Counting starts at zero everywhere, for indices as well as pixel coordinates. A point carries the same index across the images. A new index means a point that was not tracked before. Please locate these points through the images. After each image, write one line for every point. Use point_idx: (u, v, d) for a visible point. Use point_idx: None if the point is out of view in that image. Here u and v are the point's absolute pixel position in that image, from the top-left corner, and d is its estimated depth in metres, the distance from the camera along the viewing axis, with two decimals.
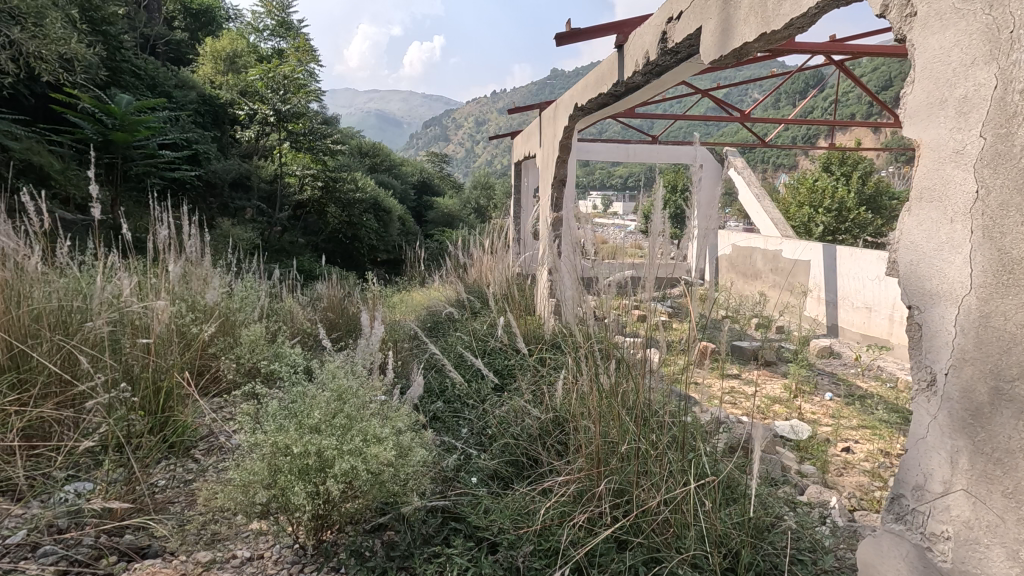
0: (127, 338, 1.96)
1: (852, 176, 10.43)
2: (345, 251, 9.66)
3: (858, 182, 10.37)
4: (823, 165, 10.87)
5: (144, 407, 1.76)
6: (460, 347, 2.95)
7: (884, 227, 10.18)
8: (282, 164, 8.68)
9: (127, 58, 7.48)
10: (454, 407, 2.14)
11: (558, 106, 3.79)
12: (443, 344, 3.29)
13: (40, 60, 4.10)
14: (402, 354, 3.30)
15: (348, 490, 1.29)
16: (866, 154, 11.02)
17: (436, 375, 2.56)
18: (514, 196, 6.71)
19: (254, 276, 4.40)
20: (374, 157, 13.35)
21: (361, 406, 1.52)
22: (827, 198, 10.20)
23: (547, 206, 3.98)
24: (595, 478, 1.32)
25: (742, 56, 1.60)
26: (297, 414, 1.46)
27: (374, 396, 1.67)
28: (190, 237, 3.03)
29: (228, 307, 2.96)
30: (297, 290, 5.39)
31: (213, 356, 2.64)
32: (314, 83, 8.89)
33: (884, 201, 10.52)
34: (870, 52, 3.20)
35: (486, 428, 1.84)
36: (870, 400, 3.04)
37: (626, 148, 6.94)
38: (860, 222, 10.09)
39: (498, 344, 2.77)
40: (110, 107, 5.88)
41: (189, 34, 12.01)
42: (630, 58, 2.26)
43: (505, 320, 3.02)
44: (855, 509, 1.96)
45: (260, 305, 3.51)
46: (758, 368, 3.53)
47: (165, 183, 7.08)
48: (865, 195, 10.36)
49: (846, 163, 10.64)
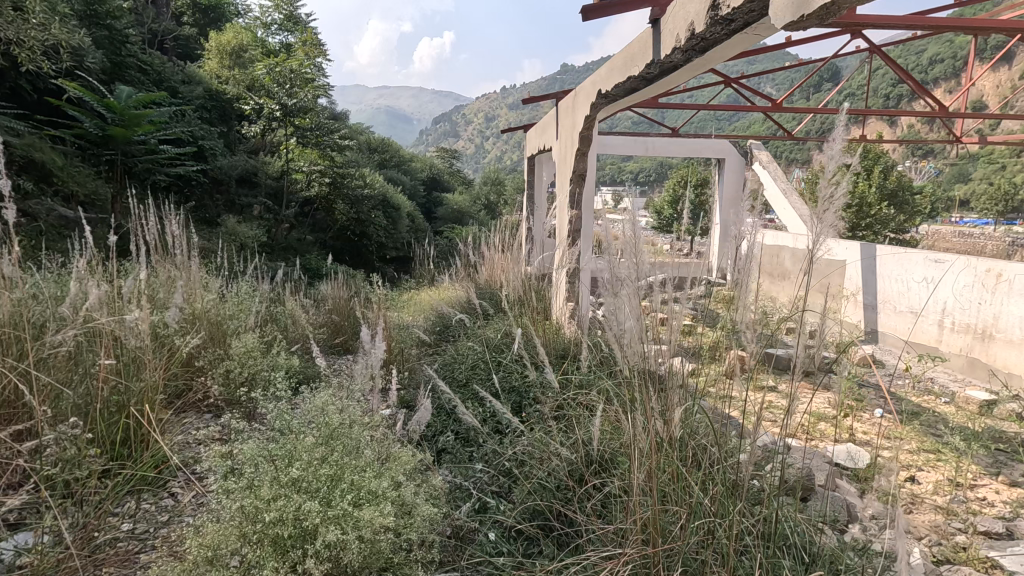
0: (94, 354, 1.73)
1: (873, 170, 10.15)
2: (353, 249, 9.41)
3: (880, 177, 10.08)
4: (842, 159, 10.64)
5: (105, 438, 1.57)
6: (472, 359, 2.71)
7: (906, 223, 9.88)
8: (289, 160, 8.47)
9: (132, 52, 7.29)
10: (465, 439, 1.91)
11: (578, 95, 3.50)
12: (454, 354, 3.03)
13: (23, 48, 3.83)
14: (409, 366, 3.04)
15: (341, 569, 1.03)
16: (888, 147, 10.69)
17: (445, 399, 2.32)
18: (526, 192, 6.44)
19: (253, 278, 4.16)
20: (383, 153, 13.11)
21: (356, 450, 1.27)
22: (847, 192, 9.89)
23: (565, 203, 3.70)
24: (648, 554, 1.06)
25: (824, 18, 1.29)
26: (276, 460, 1.21)
27: (374, 433, 1.42)
28: (178, 240, 2.78)
29: (221, 315, 2.72)
30: (301, 290, 5.16)
31: (200, 371, 2.42)
32: (322, 78, 8.65)
33: (906, 196, 10.20)
34: (953, 26, 2.93)
35: (502, 467, 1.60)
36: (927, 417, 2.75)
37: (645, 141, 6.60)
38: (882, 218, 9.75)
39: (513, 357, 2.54)
40: (109, 101, 5.68)
41: (196, 29, 11.78)
42: (669, 33, 1.96)
43: (523, 329, 2.77)
44: (940, 562, 1.67)
45: (259, 310, 3.29)
46: (798, 381, 3.23)
47: (168, 179, 6.86)
48: (886, 190, 10.05)
49: (867, 157, 10.37)
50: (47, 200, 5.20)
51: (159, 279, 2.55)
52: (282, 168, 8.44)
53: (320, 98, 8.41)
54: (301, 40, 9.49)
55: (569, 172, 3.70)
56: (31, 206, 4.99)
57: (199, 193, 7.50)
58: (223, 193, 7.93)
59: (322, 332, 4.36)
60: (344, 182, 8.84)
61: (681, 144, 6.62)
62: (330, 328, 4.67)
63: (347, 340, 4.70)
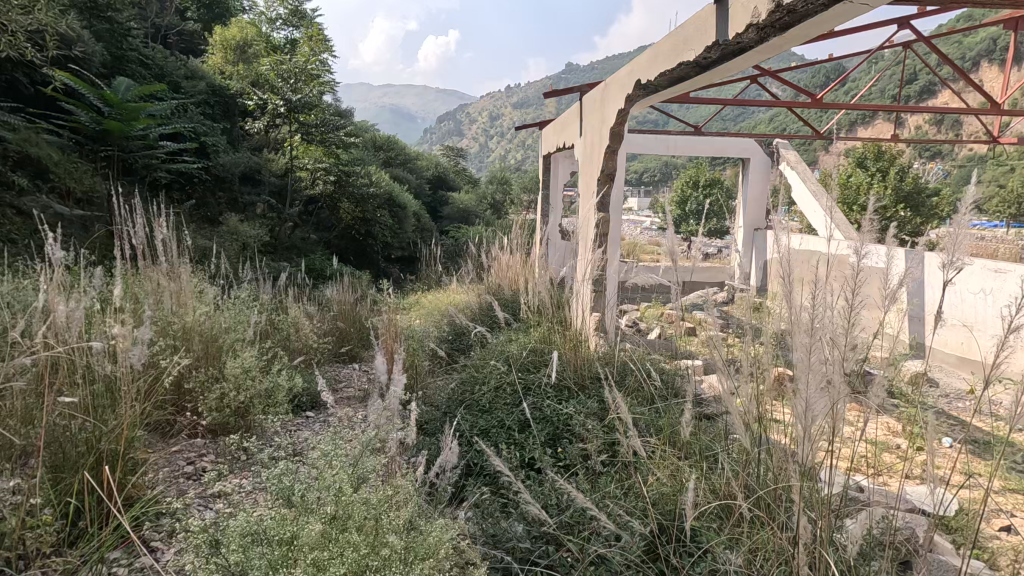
0: (63, 391, 1.50)
1: (889, 173, 10.02)
2: (359, 249, 9.13)
3: (896, 179, 9.95)
4: (856, 161, 10.53)
5: (71, 492, 1.39)
6: (495, 380, 2.46)
7: (923, 225, 9.75)
8: (294, 157, 8.19)
9: (133, 46, 7.04)
10: (502, 498, 1.69)
11: (608, 87, 3.22)
12: (473, 372, 2.77)
13: (9, 37, 3.56)
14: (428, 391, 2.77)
15: None
16: (903, 148, 10.57)
17: (474, 442, 2.09)
18: (541, 192, 6.17)
19: (255, 284, 3.90)
20: (388, 151, 12.82)
21: (379, 543, 1.05)
22: (863, 194, 9.75)
23: (590, 206, 3.43)
24: None
25: None
26: (283, 557, 0.99)
27: (402, 514, 1.19)
28: (170, 246, 2.51)
29: (219, 327, 2.47)
30: (305, 294, 4.90)
31: (196, 398, 2.20)
32: (328, 73, 8.37)
33: (923, 198, 10.04)
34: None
35: (549, 547, 1.40)
36: (1004, 449, 2.48)
37: (666, 140, 6.33)
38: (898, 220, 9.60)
39: (539, 381, 2.28)
40: (106, 94, 5.47)
41: (201, 24, 11.53)
42: (742, 7, 1.69)
43: (554, 348, 2.51)
44: None
45: (259, 320, 3.03)
46: (850, 405, 2.96)
47: (170, 177, 6.61)
48: (903, 192, 9.92)
49: (882, 159, 10.26)
50: (43, 197, 4.93)
51: (148, 287, 2.31)
52: (286, 165, 8.16)
53: (326, 94, 8.15)
54: (306, 34, 9.21)
55: (595, 169, 3.43)
56: (26, 203, 4.73)
57: (200, 190, 7.27)
58: (225, 190, 7.67)
59: (327, 341, 4.12)
60: (349, 181, 8.41)
61: (703, 142, 6.33)
62: (335, 336, 4.41)
63: (352, 348, 4.43)
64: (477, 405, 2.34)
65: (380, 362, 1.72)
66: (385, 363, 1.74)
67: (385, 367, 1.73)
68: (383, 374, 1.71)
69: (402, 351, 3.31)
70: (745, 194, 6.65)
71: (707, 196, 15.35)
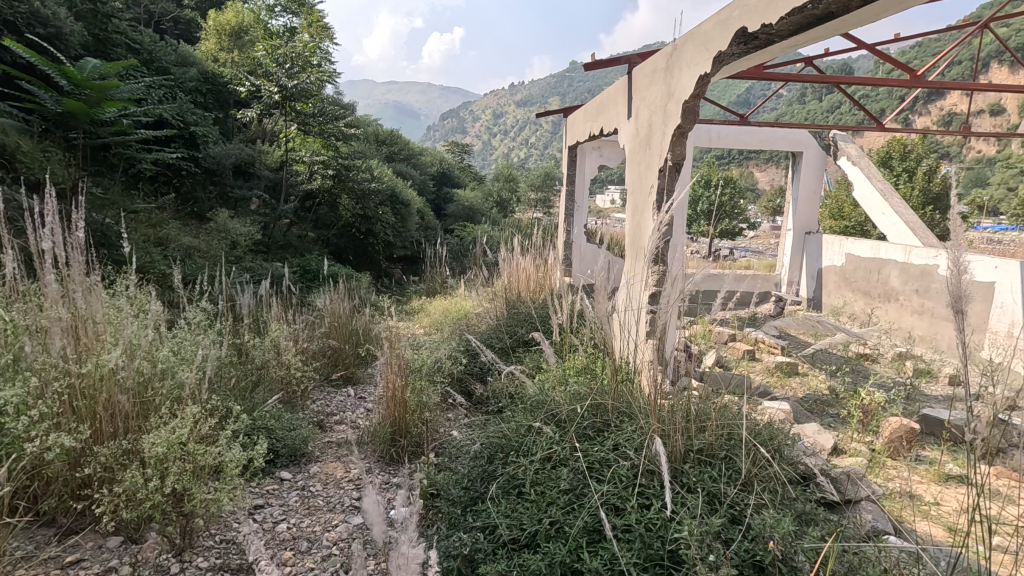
0: None
1: (917, 173, 9.56)
2: (358, 247, 8.21)
3: (923, 179, 9.51)
4: (880, 160, 10.05)
5: None
6: (541, 450, 1.75)
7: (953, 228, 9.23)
8: (289, 149, 7.37)
9: (119, 28, 6.22)
10: None
11: (680, 47, 2.44)
12: (503, 431, 2.03)
13: None
14: (447, 465, 2.03)
15: None
16: (934, 148, 10.02)
17: (515, 568, 1.40)
18: (564, 189, 5.40)
19: (233, 303, 3.12)
20: (392, 145, 12.03)
21: None
22: None
23: (648, 206, 2.68)
24: None
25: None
26: None
27: None
28: (78, 263, 1.72)
29: (151, 375, 1.72)
30: (295, 304, 4.15)
31: (102, 488, 1.51)
32: (327, 61, 7.52)
33: (954, 200, 9.53)
34: None
35: None
36: None
37: (710, 130, 5.53)
38: None
39: (610, 460, 1.58)
40: (67, 70, 4.63)
41: (197, 10, 10.64)
42: None
43: (632, 410, 1.78)
44: None
45: (222, 353, 2.28)
46: (996, 470, 2.28)
47: (153, 168, 5.83)
48: (931, 194, 9.49)
49: (909, 157, 9.80)
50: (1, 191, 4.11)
51: (35, 324, 1.56)
52: (281, 158, 7.35)
53: (326, 84, 7.32)
54: (304, 19, 8.39)
55: (655, 158, 2.67)
56: None
57: (189, 184, 6.65)
58: (217, 184, 7.04)
59: (315, 366, 3.37)
60: (349, 175, 7.61)
61: (749, 135, 5.63)
62: (326, 356, 3.68)
63: (348, 370, 3.71)
64: (518, 498, 1.64)
65: (371, 503, 0.96)
66: (379, 499, 0.97)
67: (377, 510, 0.96)
68: (379, 525, 0.95)
69: (409, 388, 2.57)
70: (796, 193, 5.96)
71: (720, 195, 14.62)
